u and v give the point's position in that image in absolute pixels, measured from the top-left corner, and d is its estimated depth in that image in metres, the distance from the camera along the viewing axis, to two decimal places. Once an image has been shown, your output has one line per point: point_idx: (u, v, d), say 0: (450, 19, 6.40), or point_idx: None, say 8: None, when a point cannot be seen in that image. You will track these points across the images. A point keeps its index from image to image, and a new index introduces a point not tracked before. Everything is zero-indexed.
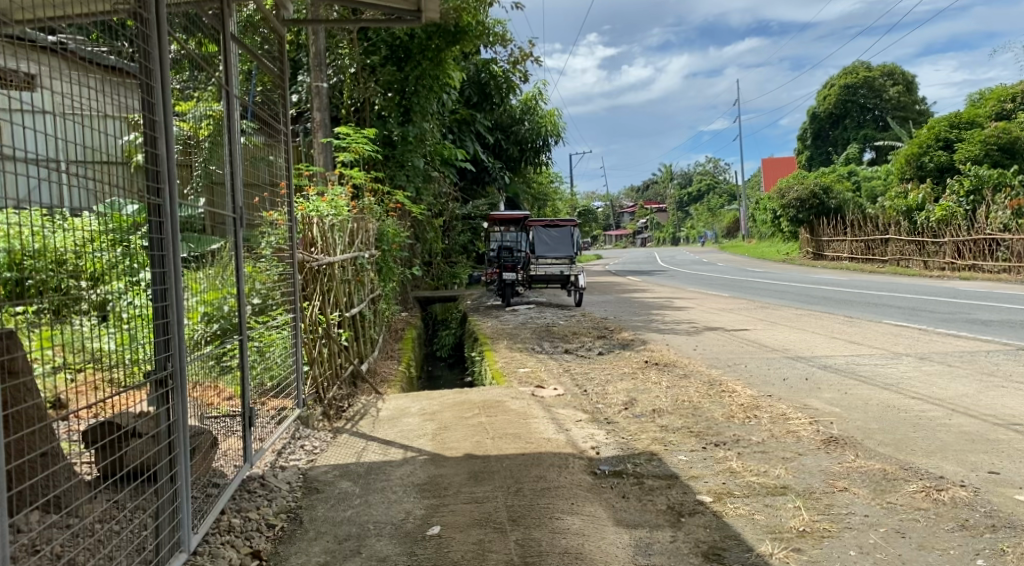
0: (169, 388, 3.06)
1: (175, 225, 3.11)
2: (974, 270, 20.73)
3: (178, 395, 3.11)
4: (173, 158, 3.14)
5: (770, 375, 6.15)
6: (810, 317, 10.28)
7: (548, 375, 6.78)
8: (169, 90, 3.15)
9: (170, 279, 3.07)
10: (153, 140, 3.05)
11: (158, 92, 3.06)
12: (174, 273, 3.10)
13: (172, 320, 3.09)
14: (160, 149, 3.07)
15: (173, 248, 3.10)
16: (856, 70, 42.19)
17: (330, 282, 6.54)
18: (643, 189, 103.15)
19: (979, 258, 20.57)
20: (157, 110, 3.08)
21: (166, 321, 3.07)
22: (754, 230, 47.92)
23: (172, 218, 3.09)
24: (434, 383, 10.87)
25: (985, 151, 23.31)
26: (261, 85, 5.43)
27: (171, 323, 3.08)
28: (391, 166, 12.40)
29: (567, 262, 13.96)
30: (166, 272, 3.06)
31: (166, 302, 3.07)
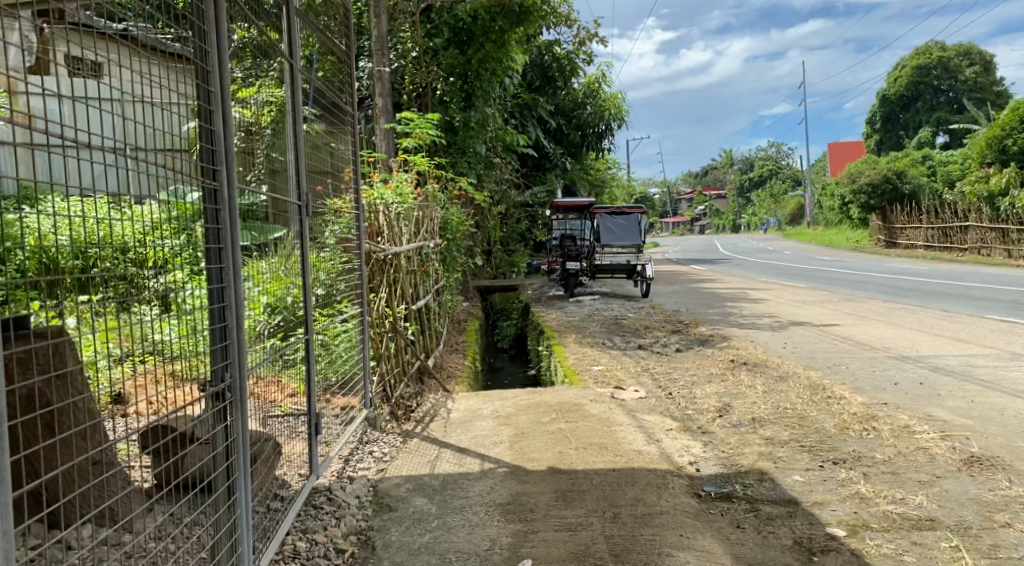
0: (227, 402, 2.70)
1: (233, 213, 2.79)
2: None
3: (237, 410, 2.76)
4: (230, 137, 2.81)
5: (877, 379, 5.55)
6: (902, 311, 9.54)
7: (627, 374, 6.31)
8: (226, 61, 2.83)
9: (227, 277, 2.73)
10: (208, 114, 2.71)
11: (213, 60, 2.74)
12: (231, 268, 2.76)
13: (231, 324, 2.74)
14: (217, 126, 2.74)
15: (230, 241, 2.77)
16: (930, 51, 40.18)
17: (397, 273, 6.19)
18: (701, 176, 100.98)
19: None
20: (213, 80, 2.74)
21: (224, 325, 2.72)
22: (820, 217, 46.18)
23: (229, 204, 2.78)
24: (497, 376, 10.50)
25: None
26: (325, 72, 5.07)
27: (229, 327, 2.72)
28: (453, 152, 12.03)
29: (634, 250, 13.39)
30: (223, 269, 2.72)
31: (224, 303, 2.73)
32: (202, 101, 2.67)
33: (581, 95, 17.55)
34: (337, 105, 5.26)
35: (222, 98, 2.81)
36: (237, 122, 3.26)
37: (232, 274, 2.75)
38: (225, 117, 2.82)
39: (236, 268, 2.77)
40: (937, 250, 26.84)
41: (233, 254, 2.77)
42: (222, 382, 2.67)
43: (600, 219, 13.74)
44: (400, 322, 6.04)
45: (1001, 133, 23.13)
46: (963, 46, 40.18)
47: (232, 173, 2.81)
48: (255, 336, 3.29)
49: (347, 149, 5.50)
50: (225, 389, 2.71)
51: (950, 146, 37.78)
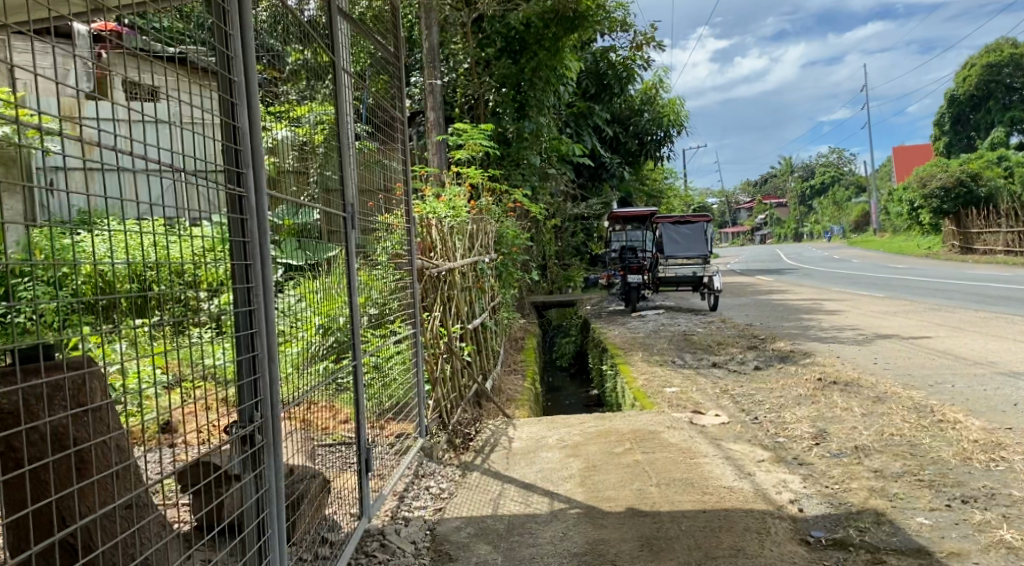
0: (257, 446, 2.30)
1: (264, 223, 2.35)
2: None
3: (269, 453, 2.35)
4: (258, 134, 2.37)
5: (993, 398, 4.91)
6: (998, 321, 8.73)
7: (702, 396, 5.82)
8: (252, 42, 2.38)
9: (256, 298, 2.29)
10: (231, 108, 2.28)
11: (236, 44, 2.30)
12: (260, 287, 2.32)
13: (261, 354, 2.31)
14: (240, 121, 2.30)
15: (261, 257, 2.31)
16: (1001, 47, 38.30)
17: (451, 289, 5.86)
18: (758, 185, 98.79)
19: None
20: (236, 68, 2.30)
21: (253, 356, 2.30)
22: (887, 223, 44.39)
23: (257, 214, 2.32)
24: (557, 395, 10.08)
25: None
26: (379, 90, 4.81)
27: (259, 358, 2.30)
28: (507, 165, 11.72)
29: (699, 261, 12.81)
30: (251, 288, 2.28)
31: (253, 329, 2.30)
32: (223, 95, 2.24)
33: (638, 102, 17.12)
34: (388, 119, 4.92)
35: (247, 89, 2.37)
36: (289, 141, 3.00)
37: (264, 293, 2.32)
38: (251, 111, 2.37)
39: (268, 286, 2.34)
40: (1019, 255, 25.29)
41: (265, 269, 2.34)
42: (254, 422, 2.27)
43: (661, 229, 13.21)
44: (455, 341, 5.70)
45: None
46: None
47: (262, 175, 2.36)
48: (308, 359, 3.00)
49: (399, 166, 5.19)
50: (255, 431, 2.30)
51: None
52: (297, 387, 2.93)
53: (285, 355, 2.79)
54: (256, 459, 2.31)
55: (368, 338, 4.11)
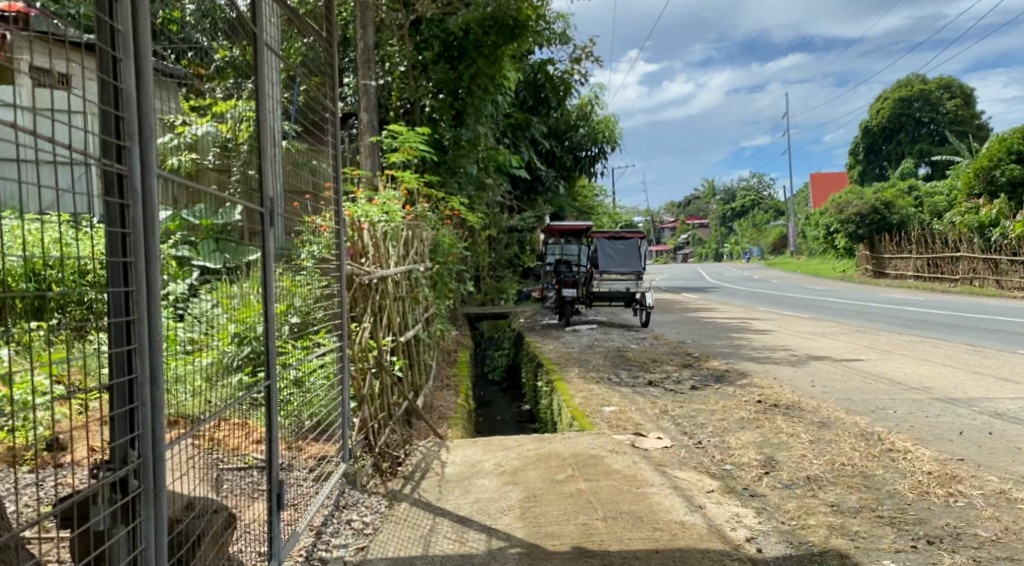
0: (132, 495, 1.81)
1: (151, 211, 1.85)
2: None
3: (148, 504, 1.85)
4: (151, 99, 1.87)
5: (937, 425, 4.84)
6: (924, 345, 8.86)
7: (644, 417, 5.58)
8: None
9: (137, 306, 1.80)
10: (111, 63, 1.77)
11: None
12: (143, 292, 1.82)
13: (141, 379, 1.81)
14: (125, 80, 1.79)
15: (145, 254, 1.82)
16: (911, 84, 40.33)
17: (384, 300, 5.43)
18: (683, 205, 101.27)
19: None
20: (119, 11, 1.78)
21: (130, 381, 1.80)
22: (805, 246, 45.96)
23: (142, 200, 1.83)
24: (487, 411, 9.71)
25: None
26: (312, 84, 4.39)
27: (138, 384, 1.81)
28: (442, 172, 11.33)
29: (633, 277, 12.72)
30: (130, 293, 1.79)
31: (132, 345, 1.80)
32: (100, 45, 1.73)
33: (574, 116, 17.05)
34: (317, 120, 4.46)
35: (137, 39, 1.85)
36: (210, 137, 2.63)
37: (148, 299, 1.84)
38: (141, 68, 1.86)
39: (154, 291, 1.85)
40: (927, 281, 26.49)
41: (151, 268, 1.85)
42: (129, 463, 1.79)
43: (597, 244, 12.89)
44: (386, 355, 5.27)
45: (988, 164, 23.62)
46: (943, 79, 40.29)
47: (152, 151, 1.87)
48: (222, 373, 2.62)
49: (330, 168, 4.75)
50: (130, 474, 1.81)
51: (933, 177, 37.74)
52: (207, 403, 2.55)
53: (198, 364, 2.42)
54: (130, 509, 1.82)
55: (289, 351, 3.67)
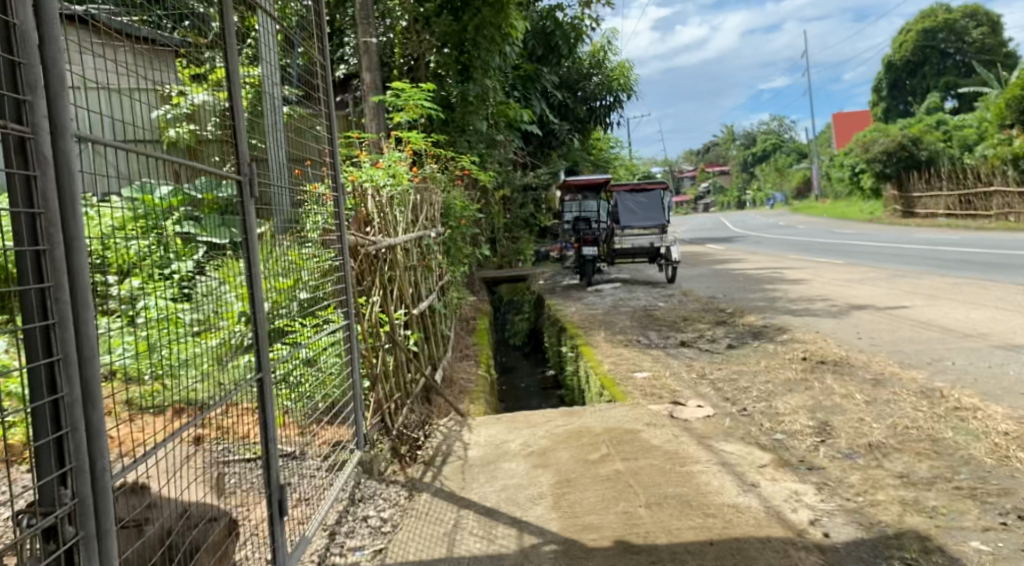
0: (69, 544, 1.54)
1: (68, 192, 1.54)
2: None
3: (93, 547, 1.57)
4: (59, 47, 1.55)
5: (1003, 376, 4.41)
6: (970, 287, 8.34)
7: (679, 382, 5.21)
8: None
9: (58, 309, 1.51)
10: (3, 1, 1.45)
11: None
12: (67, 292, 1.54)
13: (68, 398, 1.54)
14: (21, 21, 1.47)
15: (64, 243, 1.53)
16: (934, 14, 38.65)
17: (394, 270, 5.09)
18: (700, 155, 99.50)
19: None
20: None
21: (57, 400, 1.53)
22: (829, 189, 44.85)
23: (55, 174, 1.52)
24: (512, 379, 9.39)
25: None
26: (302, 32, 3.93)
27: (67, 404, 1.53)
28: (451, 131, 10.95)
29: (657, 231, 12.23)
30: (47, 290, 1.51)
31: (54, 357, 1.52)
32: None
33: (587, 66, 16.45)
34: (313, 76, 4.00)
35: None
36: (210, 106, 2.55)
37: (73, 300, 1.54)
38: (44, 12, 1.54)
39: (81, 289, 1.56)
40: (960, 218, 25.61)
41: (75, 261, 1.55)
42: (61, 507, 1.52)
43: (617, 197, 12.52)
44: (398, 329, 4.94)
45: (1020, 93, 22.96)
46: (970, 7, 38.52)
47: (66, 113, 1.55)
48: (232, 352, 2.55)
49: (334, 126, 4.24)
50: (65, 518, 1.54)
51: (961, 110, 36.39)
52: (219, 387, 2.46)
53: (204, 346, 2.39)
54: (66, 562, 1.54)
55: (295, 329, 3.37)
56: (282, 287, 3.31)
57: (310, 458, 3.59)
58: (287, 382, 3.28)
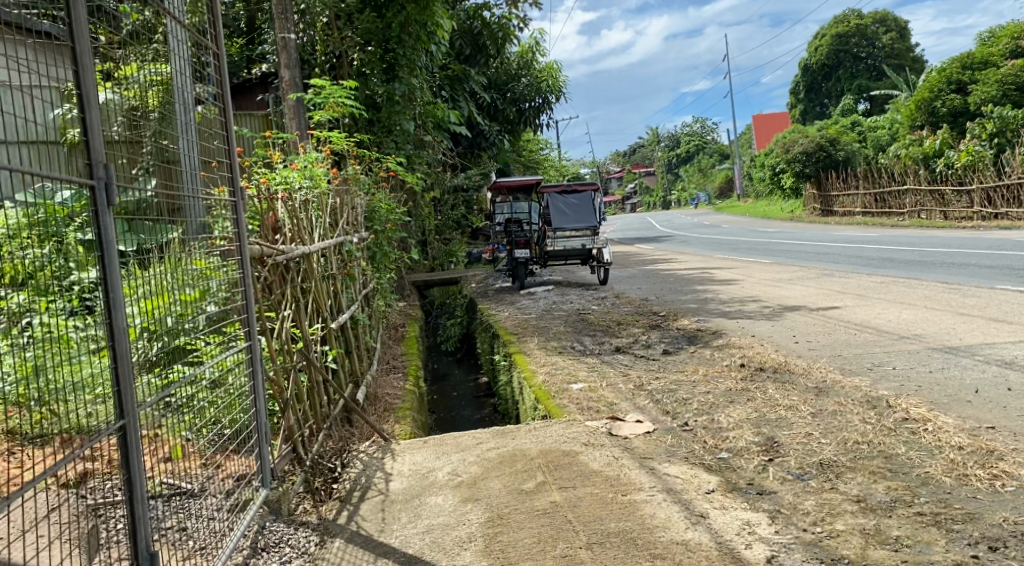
0: None
1: None
2: (1005, 218, 19.56)
3: None
4: None
5: (947, 383, 4.29)
6: (897, 286, 8.39)
7: (618, 393, 4.92)
8: None
9: None
10: None
11: None
12: None
13: None
14: None
15: None
16: (847, 19, 40.03)
17: (309, 283, 4.62)
18: (627, 156, 100.90)
19: (1012, 205, 19.35)
20: None
21: None
22: (750, 189, 46.00)
23: None
24: (442, 389, 8.97)
25: (1004, 90, 21.94)
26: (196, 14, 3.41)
27: None
28: (377, 132, 10.42)
29: (589, 233, 11.99)
30: None
31: None
32: None
33: (515, 66, 16.19)
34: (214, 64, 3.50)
35: None
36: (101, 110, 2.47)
37: None
38: None
39: None
40: (875, 216, 26.51)
41: None
42: None
43: (548, 199, 12.23)
44: (313, 346, 4.49)
45: (929, 95, 24.50)
46: (878, 13, 40.00)
47: None
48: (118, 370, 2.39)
49: (217, 126, 3.47)
50: None
51: (873, 112, 37.87)
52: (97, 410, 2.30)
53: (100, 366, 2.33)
54: None
55: (199, 348, 3.07)
56: (185, 300, 3.02)
57: (211, 495, 3.24)
58: (192, 406, 3.00)
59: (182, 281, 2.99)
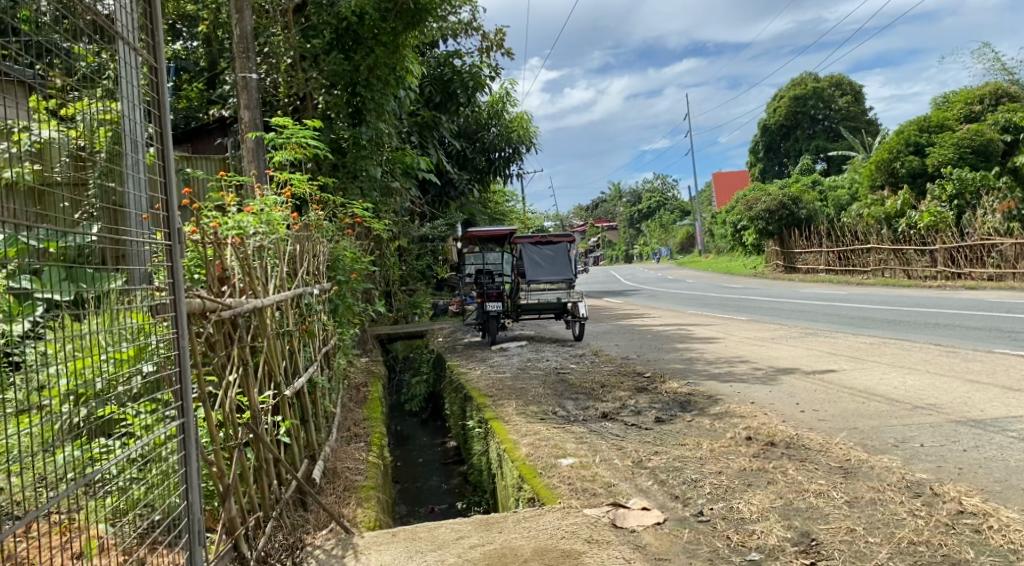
0: None
1: None
2: (967, 277, 19.71)
3: None
4: None
5: (990, 465, 3.81)
6: (889, 348, 8.01)
7: (614, 471, 4.32)
8: None
9: None
10: None
11: None
12: None
13: None
14: None
15: None
16: (804, 82, 41.03)
17: (261, 343, 3.99)
18: (590, 211, 101.76)
19: (974, 265, 19.50)
20: None
21: None
22: (712, 244, 46.36)
23: None
24: (407, 454, 8.24)
25: (960, 153, 22.34)
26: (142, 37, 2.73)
27: None
28: (342, 177, 9.82)
29: (564, 286, 11.49)
30: None
31: None
32: None
33: (485, 115, 15.88)
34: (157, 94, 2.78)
35: None
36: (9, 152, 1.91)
37: None
38: None
39: None
40: (838, 273, 26.65)
41: None
42: None
43: (522, 250, 11.69)
44: (262, 417, 3.84)
45: (889, 156, 24.68)
46: (833, 78, 41.04)
47: None
48: None
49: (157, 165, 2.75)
50: None
51: (830, 172, 38.69)
52: None
53: None
54: None
55: (130, 420, 2.46)
56: (120, 359, 2.38)
57: None
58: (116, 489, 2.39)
59: (118, 335, 2.36)
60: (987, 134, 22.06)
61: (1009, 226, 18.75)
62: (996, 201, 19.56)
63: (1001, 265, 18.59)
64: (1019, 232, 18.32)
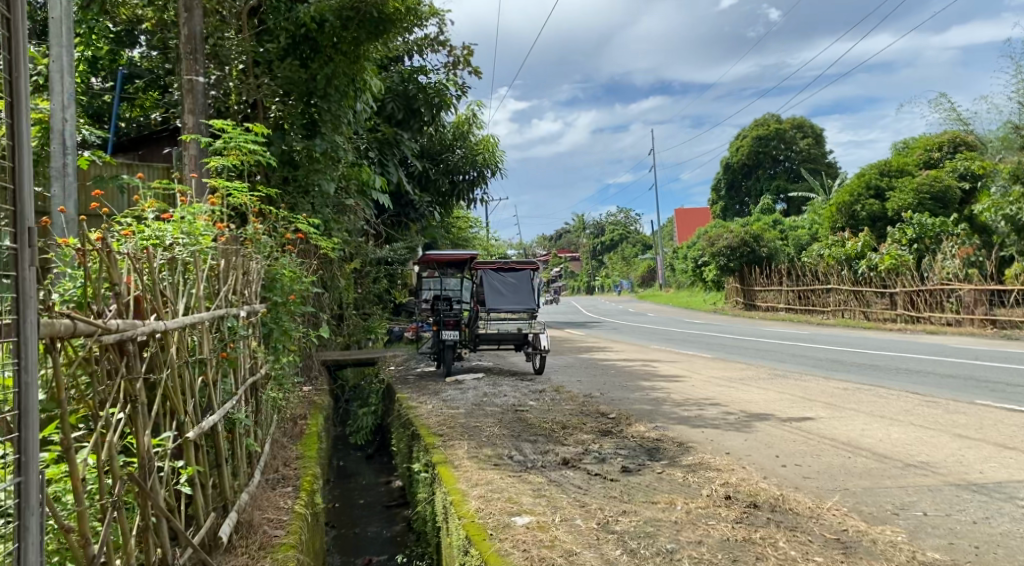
0: None
1: None
2: (924, 321, 19.71)
3: None
4: None
5: (1005, 546, 3.34)
6: (864, 395, 7.57)
7: (577, 534, 3.73)
8: None
9: None
10: None
11: None
12: None
13: None
14: None
15: None
16: (767, 122, 41.37)
17: (158, 374, 3.31)
18: (552, 242, 101.55)
19: (931, 310, 19.50)
20: None
21: None
22: (673, 279, 46.23)
23: None
24: (345, 494, 7.51)
25: (919, 199, 22.50)
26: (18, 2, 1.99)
27: None
28: (292, 191, 9.22)
29: (526, 316, 10.91)
30: None
31: None
32: None
33: (450, 136, 15.31)
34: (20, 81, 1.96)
35: None
36: None
37: None
38: None
39: None
40: (798, 312, 26.53)
41: None
42: None
43: (483, 276, 11.15)
44: (155, 465, 3.15)
45: (849, 199, 24.93)
46: (795, 119, 41.48)
47: None
48: None
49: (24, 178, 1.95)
50: None
51: (790, 212, 39.02)
52: None
53: None
54: None
55: None
56: None
57: None
58: None
59: None
60: (946, 181, 22.24)
61: (966, 272, 18.81)
62: (955, 247, 19.65)
63: (958, 310, 18.60)
64: (977, 278, 18.32)
